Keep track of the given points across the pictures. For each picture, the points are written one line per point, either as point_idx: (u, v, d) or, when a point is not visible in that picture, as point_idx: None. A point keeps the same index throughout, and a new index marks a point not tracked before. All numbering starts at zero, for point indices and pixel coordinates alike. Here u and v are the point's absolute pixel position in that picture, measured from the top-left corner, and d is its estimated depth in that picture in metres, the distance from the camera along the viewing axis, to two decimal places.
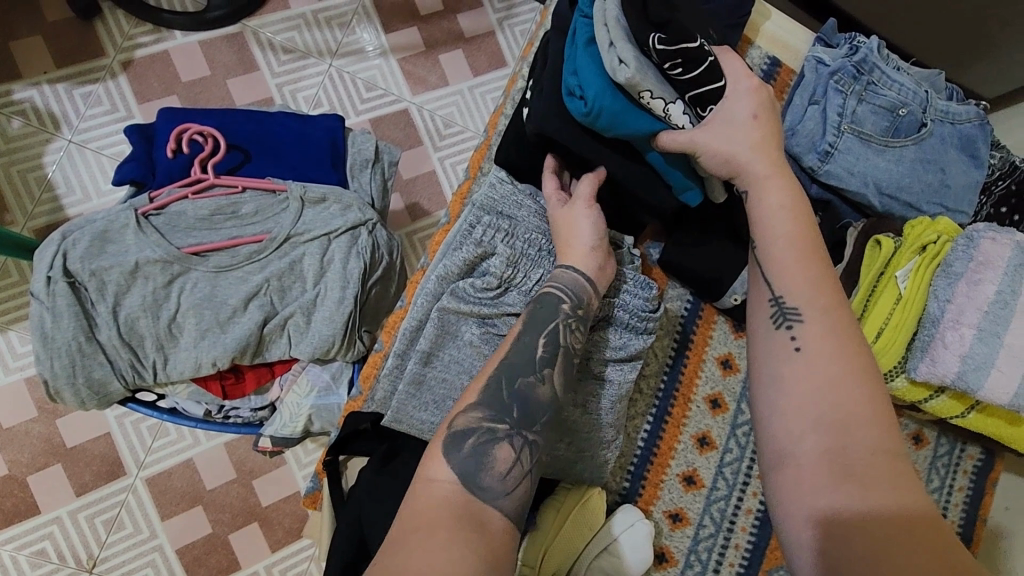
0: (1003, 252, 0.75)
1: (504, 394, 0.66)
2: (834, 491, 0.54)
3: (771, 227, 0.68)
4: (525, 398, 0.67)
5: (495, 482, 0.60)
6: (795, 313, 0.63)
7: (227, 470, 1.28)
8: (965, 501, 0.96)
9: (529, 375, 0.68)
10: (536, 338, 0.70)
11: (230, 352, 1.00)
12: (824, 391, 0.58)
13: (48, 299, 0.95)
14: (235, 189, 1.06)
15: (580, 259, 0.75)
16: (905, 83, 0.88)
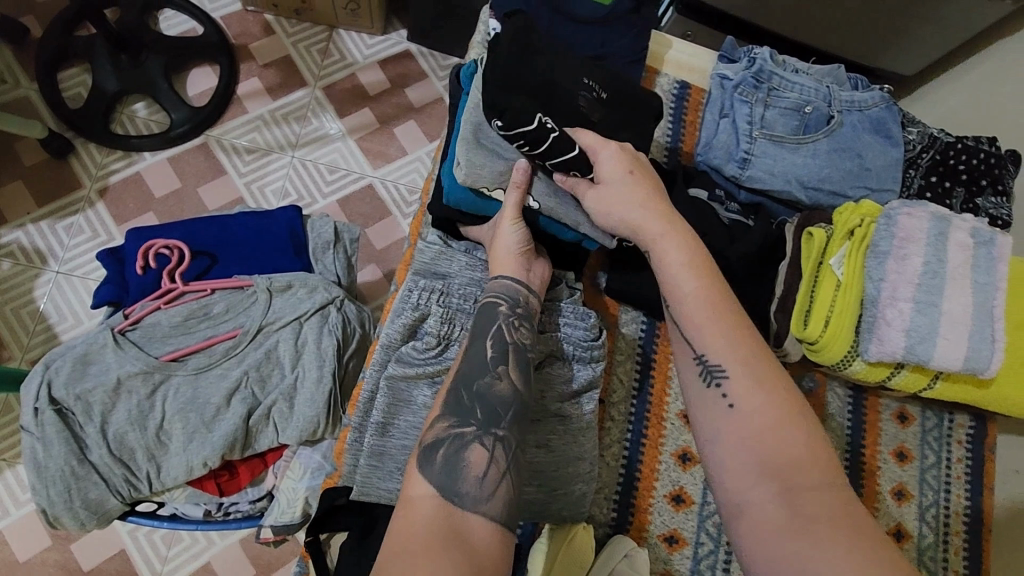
0: (921, 225, 0.78)
1: (464, 398, 0.70)
2: (794, 536, 0.56)
3: (680, 287, 0.72)
4: (485, 397, 0.70)
5: (472, 483, 0.63)
6: (720, 371, 0.67)
7: (245, 566, 1.29)
8: (967, 471, 0.94)
9: (483, 377, 0.71)
10: (484, 344, 0.74)
11: (219, 450, 1.02)
12: (757, 441, 0.62)
13: (38, 429, 0.99)
14: (205, 292, 1.11)
15: (513, 268, 0.79)
16: (806, 83, 0.93)
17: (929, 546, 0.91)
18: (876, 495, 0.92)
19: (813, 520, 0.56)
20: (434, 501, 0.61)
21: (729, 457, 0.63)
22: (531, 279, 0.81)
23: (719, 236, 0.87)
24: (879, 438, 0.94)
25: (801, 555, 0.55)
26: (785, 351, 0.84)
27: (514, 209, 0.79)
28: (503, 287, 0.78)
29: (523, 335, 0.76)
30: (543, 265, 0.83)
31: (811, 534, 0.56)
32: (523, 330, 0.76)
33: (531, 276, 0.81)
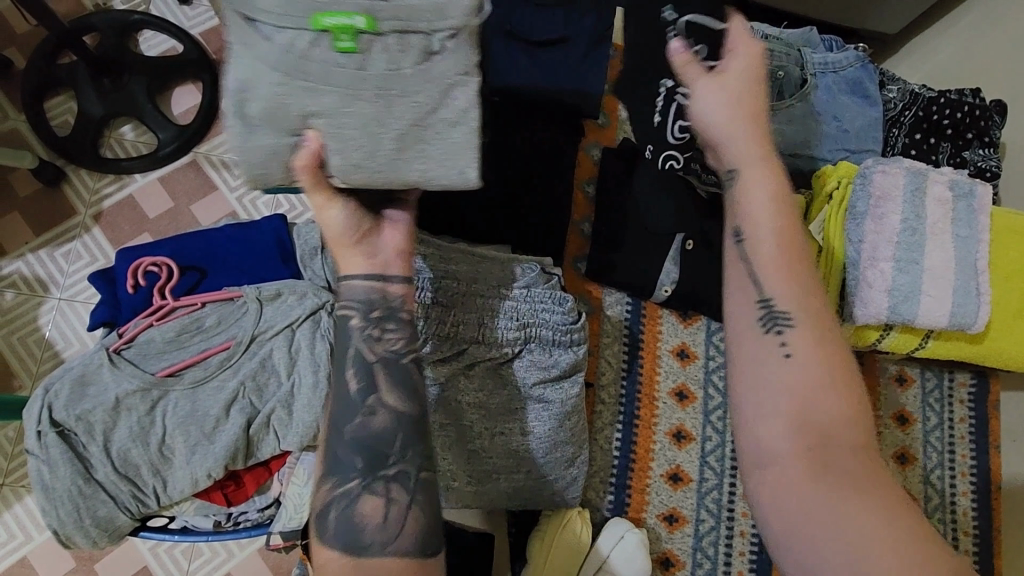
0: (896, 181, 0.76)
1: (339, 448, 0.65)
2: (819, 496, 0.54)
3: (760, 218, 0.65)
4: (366, 439, 0.65)
5: (372, 532, 0.63)
6: (783, 317, 0.62)
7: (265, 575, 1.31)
8: (971, 430, 0.93)
9: (357, 416, 0.66)
10: (346, 375, 0.68)
11: (221, 460, 1.04)
12: (800, 394, 0.58)
13: (43, 451, 1.01)
14: (195, 306, 1.13)
15: (357, 262, 0.70)
16: (776, 48, 0.92)
17: (935, 509, 0.90)
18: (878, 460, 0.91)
19: (843, 481, 0.54)
20: (341, 561, 0.62)
21: (766, 408, 0.58)
22: (386, 264, 0.71)
23: (697, 210, 0.88)
24: (879, 403, 0.93)
25: (830, 515, 0.53)
26: None
27: (324, 192, 0.65)
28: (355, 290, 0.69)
29: (392, 344, 0.69)
30: (395, 236, 0.72)
31: (837, 495, 0.53)
32: (392, 334, 0.69)
33: (383, 262, 0.70)
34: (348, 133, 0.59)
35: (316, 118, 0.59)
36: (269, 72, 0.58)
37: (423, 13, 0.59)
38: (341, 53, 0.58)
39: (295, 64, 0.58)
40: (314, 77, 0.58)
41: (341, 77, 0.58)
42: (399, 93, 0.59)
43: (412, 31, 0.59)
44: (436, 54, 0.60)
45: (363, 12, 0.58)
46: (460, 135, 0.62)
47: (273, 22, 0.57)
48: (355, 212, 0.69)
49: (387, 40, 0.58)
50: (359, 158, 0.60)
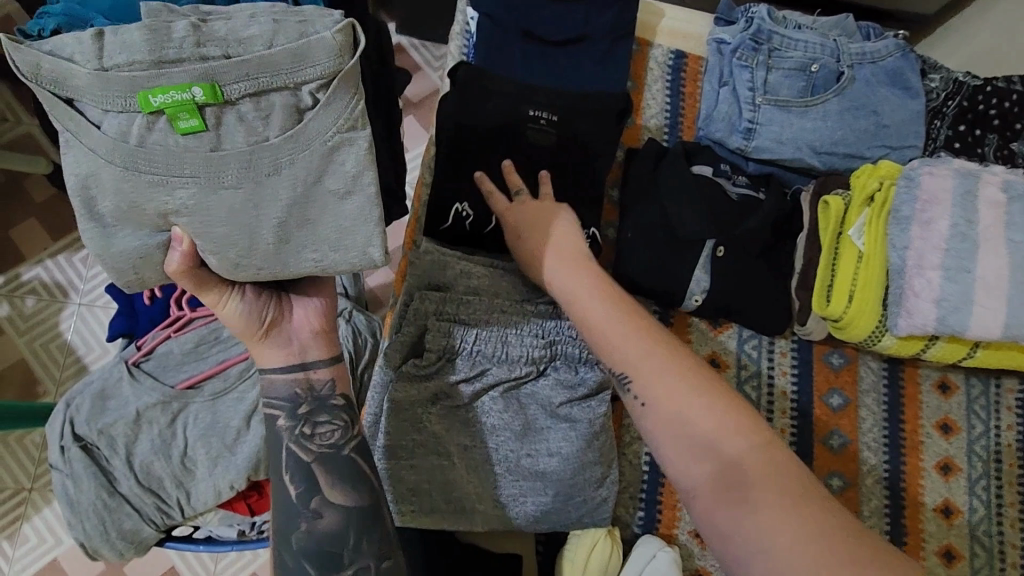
0: (946, 183, 0.78)
1: (287, 558, 0.69)
2: (733, 512, 0.57)
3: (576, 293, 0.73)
4: (312, 545, 0.69)
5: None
6: (628, 376, 0.68)
7: None
8: (1019, 437, 0.88)
9: (302, 519, 0.69)
10: (284, 480, 0.70)
11: (244, 471, 1.02)
12: (679, 434, 0.63)
13: (67, 466, 1.01)
14: (213, 316, 1.11)
15: (268, 354, 0.72)
16: (810, 39, 0.86)
17: (981, 521, 0.86)
18: (920, 471, 0.87)
19: (748, 489, 0.57)
20: None
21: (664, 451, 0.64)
22: (303, 349, 0.74)
23: (728, 216, 0.85)
24: (919, 412, 0.89)
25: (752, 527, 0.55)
26: (809, 330, 0.86)
27: (219, 288, 0.67)
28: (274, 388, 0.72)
29: (328, 437, 0.72)
30: (307, 317, 0.74)
31: (746, 505, 0.57)
32: (325, 427, 0.72)
33: (299, 349, 0.73)
34: (221, 228, 0.57)
35: (179, 215, 0.57)
36: (109, 165, 0.54)
37: (281, 64, 0.54)
38: (185, 134, 0.54)
39: (131, 154, 0.54)
40: (161, 167, 0.54)
41: (196, 160, 0.55)
42: (272, 170, 0.56)
43: (272, 89, 0.55)
44: (309, 110, 0.56)
45: (201, 80, 0.53)
46: (353, 207, 0.58)
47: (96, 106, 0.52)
48: (255, 302, 0.71)
49: (241, 108, 0.54)
50: (236, 257, 0.59)
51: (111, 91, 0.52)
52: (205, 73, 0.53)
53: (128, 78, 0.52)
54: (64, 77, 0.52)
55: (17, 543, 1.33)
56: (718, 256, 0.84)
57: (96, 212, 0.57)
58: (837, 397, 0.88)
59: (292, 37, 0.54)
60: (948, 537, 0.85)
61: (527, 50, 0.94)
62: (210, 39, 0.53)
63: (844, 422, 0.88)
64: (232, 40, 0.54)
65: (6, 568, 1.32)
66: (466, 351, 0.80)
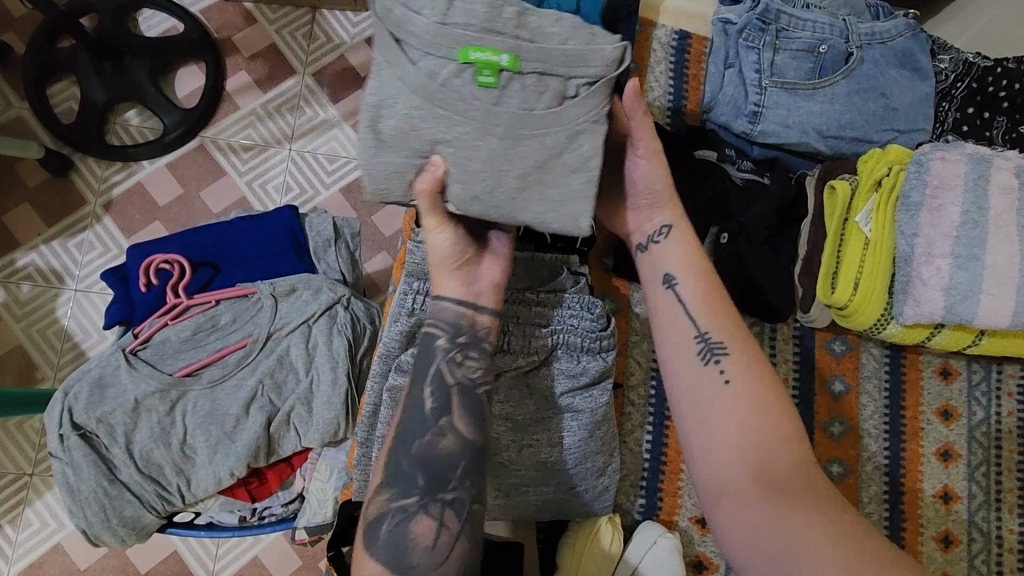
0: (955, 168, 0.77)
1: (405, 465, 0.71)
2: (771, 510, 0.60)
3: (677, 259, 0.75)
4: (429, 459, 0.71)
5: (422, 554, 0.67)
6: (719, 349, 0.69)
7: (292, 558, 1.36)
8: (1019, 425, 0.87)
9: (427, 434, 0.72)
10: (422, 391, 0.73)
11: (244, 458, 1.03)
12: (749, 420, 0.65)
13: (66, 454, 1.01)
14: (210, 304, 1.11)
15: (449, 284, 0.76)
16: (818, 19, 0.84)
17: (979, 507, 0.86)
18: (920, 458, 0.87)
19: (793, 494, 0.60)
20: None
21: (713, 430, 0.65)
22: (478, 293, 0.77)
23: (730, 202, 0.84)
24: (921, 398, 0.88)
25: (790, 522, 0.58)
26: (812, 317, 0.85)
27: (441, 216, 0.71)
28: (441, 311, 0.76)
29: (472, 370, 0.74)
30: (492, 270, 0.78)
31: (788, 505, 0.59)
32: (472, 361, 0.75)
33: (476, 291, 0.76)
34: (476, 166, 0.66)
35: (445, 147, 0.66)
36: (408, 94, 0.65)
37: (565, 57, 0.65)
38: (480, 87, 0.64)
39: (435, 94, 0.65)
40: (452, 107, 0.65)
41: (479, 110, 0.65)
42: (527, 132, 0.66)
43: (551, 73, 0.65)
44: (569, 97, 0.66)
45: (508, 51, 0.64)
46: (577, 181, 0.68)
47: (427, 49, 0.64)
48: (462, 239, 0.74)
49: (526, 79, 0.65)
50: (480, 191, 0.67)
51: (441, 44, 0.64)
52: (513, 46, 0.64)
53: (461, 33, 0.64)
54: (407, 25, 0.64)
55: (20, 527, 1.33)
56: (721, 243, 0.84)
57: (374, 131, 0.66)
58: (839, 383, 0.87)
59: (580, 40, 0.66)
60: (946, 522, 0.86)
61: None
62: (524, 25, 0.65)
63: (844, 409, 0.87)
64: (535, 29, 0.66)
65: (10, 552, 1.33)
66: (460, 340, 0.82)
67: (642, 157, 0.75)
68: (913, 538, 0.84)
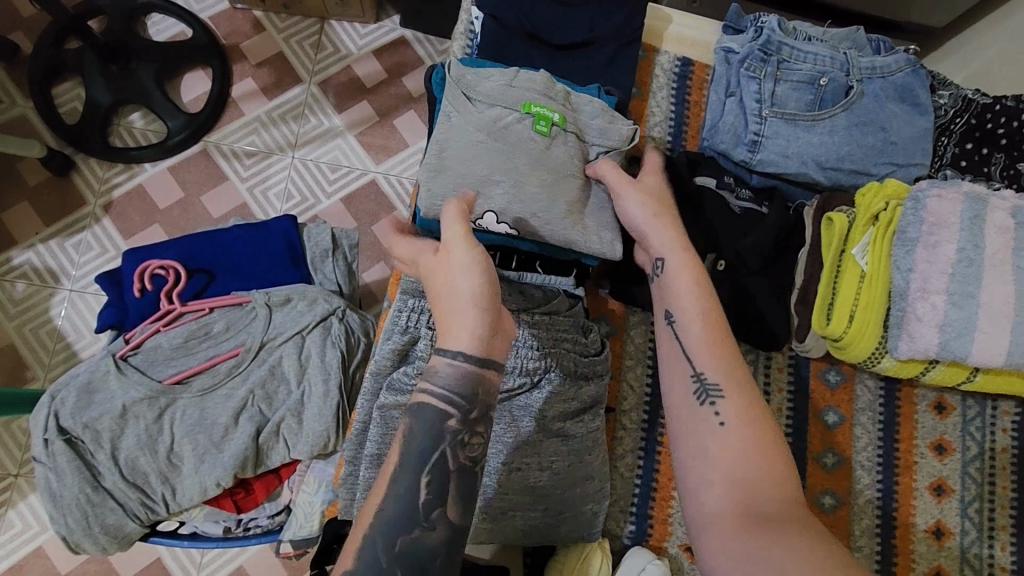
0: (951, 205, 0.77)
1: (381, 558, 0.64)
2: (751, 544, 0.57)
3: (678, 292, 0.75)
4: (410, 554, 0.65)
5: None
6: (715, 388, 0.68)
7: (278, 569, 1.35)
8: (1014, 462, 0.87)
9: (412, 529, 0.65)
10: (417, 480, 0.66)
11: (230, 469, 1.02)
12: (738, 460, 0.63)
13: (50, 459, 1.00)
14: (204, 311, 1.10)
15: (456, 339, 0.68)
16: (820, 52, 0.85)
17: (972, 543, 0.85)
18: (913, 492, 0.86)
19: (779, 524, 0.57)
20: None
21: (701, 469, 0.64)
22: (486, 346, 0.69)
23: (731, 229, 0.84)
24: (915, 431, 0.87)
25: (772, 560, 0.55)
26: (807, 347, 0.85)
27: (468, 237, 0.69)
28: (440, 371, 0.68)
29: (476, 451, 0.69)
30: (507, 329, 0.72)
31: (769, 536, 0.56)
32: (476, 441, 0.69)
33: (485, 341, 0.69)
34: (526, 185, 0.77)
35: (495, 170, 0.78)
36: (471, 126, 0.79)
37: (597, 124, 0.84)
38: (539, 134, 0.80)
39: (497, 131, 0.79)
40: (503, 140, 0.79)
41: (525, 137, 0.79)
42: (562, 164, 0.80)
43: (585, 135, 0.84)
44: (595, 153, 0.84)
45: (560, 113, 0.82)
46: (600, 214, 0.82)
47: (492, 102, 0.80)
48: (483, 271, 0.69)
49: (567, 135, 0.82)
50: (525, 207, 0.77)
51: (507, 100, 0.81)
52: (563, 111, 0.82)
53: (525, 95, 0.81)
54: (476, 87, 0.81)
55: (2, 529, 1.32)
56: (718, 269, 0.83)
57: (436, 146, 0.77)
58: (832, 415, 0.87)
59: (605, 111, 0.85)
60: (938, 558, 0.84)
61: (531, 51, 0.92)
62: (569, 97, 0.84)
63: (839, 440, 0.86)
64: (576, 102, 0.85)
65: None
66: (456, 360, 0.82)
67: (630, 193, 0.79)
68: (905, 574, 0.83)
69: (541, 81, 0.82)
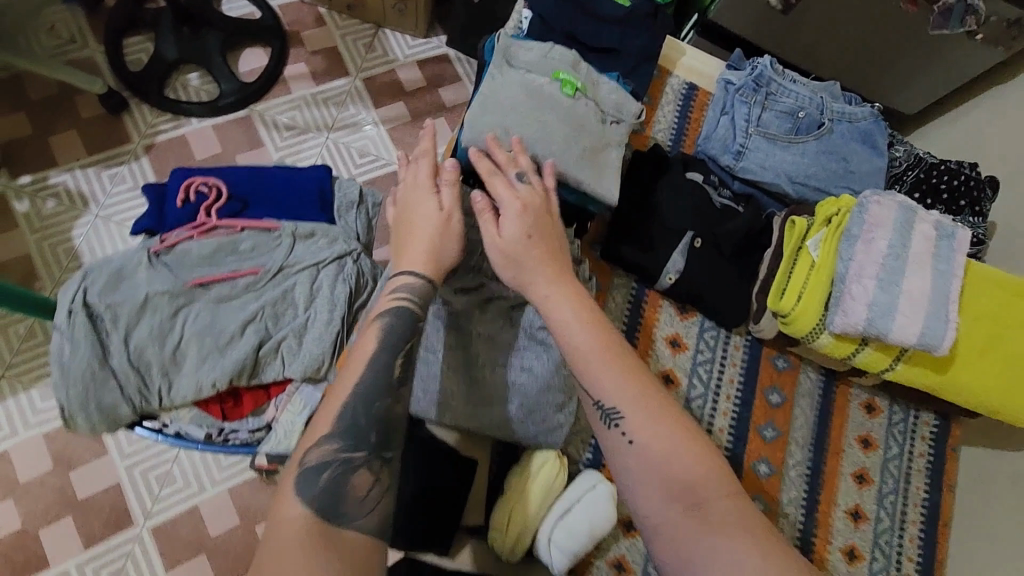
0: (889, 212, 0.92)
1: (362, 419, 0.75)
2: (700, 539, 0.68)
3: (557, 310, 0.81)
4: (384, 418, 0.76)
5: (356, 504, 0.70)
6: (615, 411, 0.76)
7: (232, 517, 1.48)
8: (927, 466, 0.99)
9: (386, 399, 0.77)
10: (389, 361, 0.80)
11: (228, 373, 1.11)
12: (662, 470, 0.72)
13: (69, 330, 1.08)
14: (234, 229, 1.19)
15: (412, 260, 0.87)
16: (802, 91, 1.03)
17: (885, 531, 0.96)
18: (838, 475, 0.97)
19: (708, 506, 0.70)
20: (305, 521, 0.66)
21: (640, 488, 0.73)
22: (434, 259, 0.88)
23: (713, 214, 0.99)
24: (846, 422, 0.99)
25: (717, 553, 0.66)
26: (761, 328, 0.98)
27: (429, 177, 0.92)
28: (404, 284, 0.86)
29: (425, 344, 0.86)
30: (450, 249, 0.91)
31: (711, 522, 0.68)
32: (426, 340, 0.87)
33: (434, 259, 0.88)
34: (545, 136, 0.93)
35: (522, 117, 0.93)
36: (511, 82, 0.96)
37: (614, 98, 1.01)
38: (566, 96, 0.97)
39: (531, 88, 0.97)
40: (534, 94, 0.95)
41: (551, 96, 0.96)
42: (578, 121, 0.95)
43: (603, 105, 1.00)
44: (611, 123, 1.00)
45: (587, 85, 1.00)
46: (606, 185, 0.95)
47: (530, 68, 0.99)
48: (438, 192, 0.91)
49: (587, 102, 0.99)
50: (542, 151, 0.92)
51: (543, 68, 1.00)
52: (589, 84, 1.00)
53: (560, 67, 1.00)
54: (520, 56, 1.01)
55: None
56: (695, 245, 0.97)
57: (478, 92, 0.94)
58: (776, 394, 0.99)
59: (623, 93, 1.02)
60: (854, 538, 0.94)
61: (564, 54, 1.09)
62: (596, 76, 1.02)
63: (778, 416, 0.98)
64: (601, 81, 1.02)
65: None
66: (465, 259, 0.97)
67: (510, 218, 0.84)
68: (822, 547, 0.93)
69: (572, 59, 1.01)
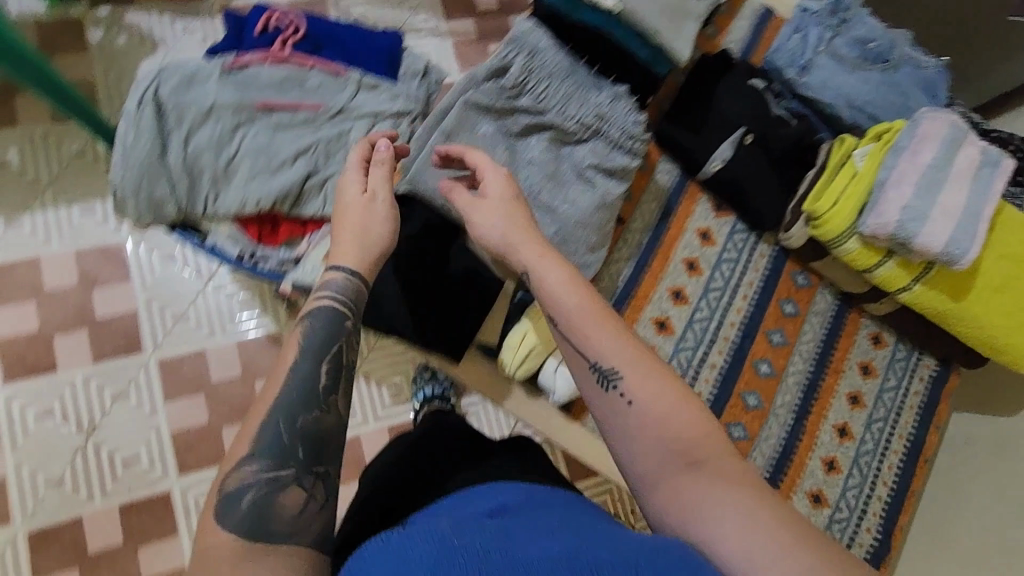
0: (934, 141, 1.09)
1: (284, 438, 0.66)
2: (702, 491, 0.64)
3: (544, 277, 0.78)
4: (311, 430, 0.67)
5: (285, 523, 0.61)
6: (612, 372, 0.71)
7: (234, 366, 1.29)
8: (920, 404, 1.25)
9: (312, 411, 0.68)
10: (316, 365, 0.72)
11: (274, 194, 1.16)
12: (662, 428, 0.67)
13: (136, 118, 1.13)
14: (305, 66, 1.24)
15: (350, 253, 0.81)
16: (875, 25, 1.21)
17: (866, 448, 1.21)
18: (835, 387, 1.22)
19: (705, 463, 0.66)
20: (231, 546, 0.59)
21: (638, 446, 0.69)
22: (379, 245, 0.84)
23: (762, 112, 1.21)
24: (851, 347, 1.25)
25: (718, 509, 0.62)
26: (790, 237, 1.20)
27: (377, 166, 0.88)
28: (332, 281, 0.79)
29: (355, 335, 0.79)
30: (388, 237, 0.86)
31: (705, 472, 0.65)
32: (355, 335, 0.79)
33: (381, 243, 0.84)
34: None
35: None
36: None
37: None
38: None
39: None
40: None
41: None
42: None
43: None
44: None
45: None
46: None
47: None
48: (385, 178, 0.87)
49: None
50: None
51: None
52: None
53: None
54: None
55: None
56: (746, 140, 1.20)
57: None
58: (791, 305, 1.25)
59: None
60: (836, 450, 1.20)
61: None
62: None
63: (789, 324, 1.24)
64: None
65: None
66: (534, 92, 1.15)
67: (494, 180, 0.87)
68: (809, 443, 1.19)
69: None
